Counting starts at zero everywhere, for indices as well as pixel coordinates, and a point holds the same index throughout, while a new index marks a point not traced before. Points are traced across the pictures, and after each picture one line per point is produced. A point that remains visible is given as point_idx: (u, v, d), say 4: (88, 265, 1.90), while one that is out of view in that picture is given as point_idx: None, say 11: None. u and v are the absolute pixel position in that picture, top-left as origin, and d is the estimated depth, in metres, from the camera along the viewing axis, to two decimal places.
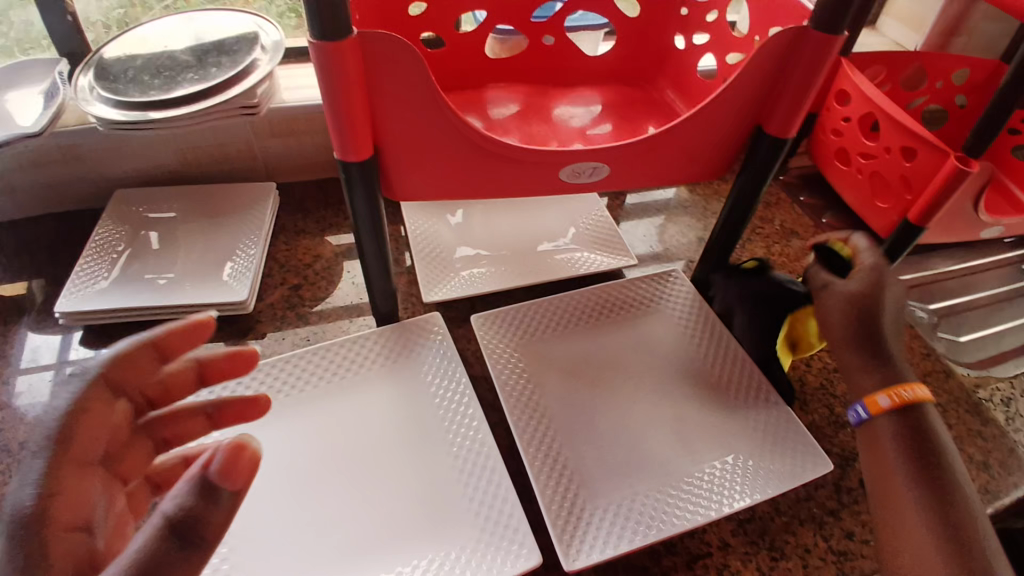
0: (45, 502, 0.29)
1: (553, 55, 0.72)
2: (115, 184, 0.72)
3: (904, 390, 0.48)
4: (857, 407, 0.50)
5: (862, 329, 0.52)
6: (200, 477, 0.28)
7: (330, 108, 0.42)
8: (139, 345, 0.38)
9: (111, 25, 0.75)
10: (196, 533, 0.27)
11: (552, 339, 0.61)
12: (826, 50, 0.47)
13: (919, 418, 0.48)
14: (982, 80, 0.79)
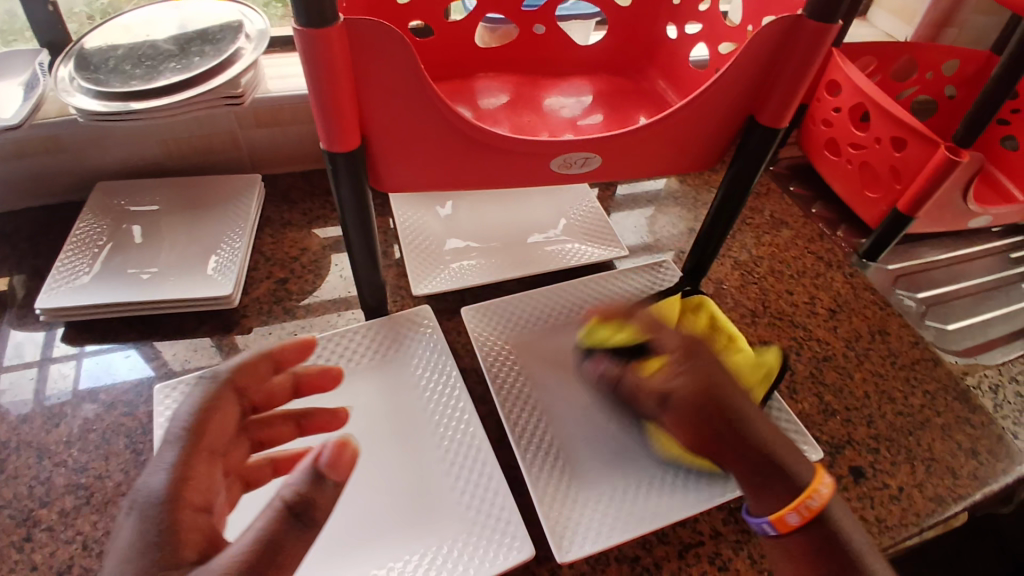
0: (177, 484, 0.32)
1: (544, 45, 0.71)
2: (97, 177, 0.70)
3: (805, 496, 0.40)
4: (761, 522, 0.42)
5: (705, 433, 0.43)
6: (312, 467, 0.30)
7: (317, 98, 0.41)
8: (260, 356, 0.41)
9: (93, 15, 0.73)
10: (310, 515, 0.30)
11: (541, 330, 0.61)
12: (820, 39, 0.47)
13: (831, 528, 0.40)
14: (971, 70, 0.79)
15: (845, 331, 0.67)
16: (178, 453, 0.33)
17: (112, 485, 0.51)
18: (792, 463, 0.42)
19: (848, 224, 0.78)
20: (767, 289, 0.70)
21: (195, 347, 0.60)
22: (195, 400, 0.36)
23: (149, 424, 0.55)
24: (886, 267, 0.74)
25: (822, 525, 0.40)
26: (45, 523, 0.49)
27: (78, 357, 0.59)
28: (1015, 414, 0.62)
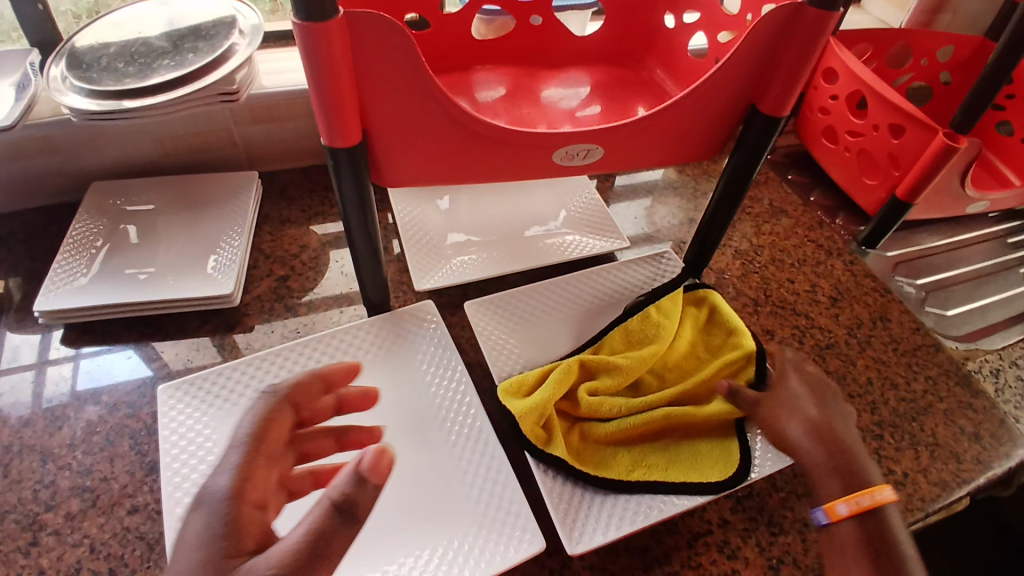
0: (240, 483, 0.33)
1: (541, 36, 0.70)
2: (91, 177, 0.69)
3: (867, 492, 0.45)
4: (817, 513, 0.46)
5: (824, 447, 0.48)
6: (355, 470, 0.32)
7: (317, 93, 0.41)
8: (311, 376, 0.42)
9: (81, 14, 0.72)
10: (354, 513, 0.32)
11: (541, 323, 0.60)
12: (821, 26, 0.46)
13: (882, 525, 0.44)
14: (967, 56, 0.80)
15: (846, 318, 0.67)
16: (238, 455, 0.35)
17: (117, 488, 0.51)
18: (864, 467, 0.47)
19: (847, 212, 0.78)
20: (768, 278, 0.70)
21: (197, 346, 0.59)
22: (256, 413, 0.38)
23: (152, 426, 0.55)
24: (885, 254, 0.74)
25: (875, 520, 0.44)
26: (52, 526, 0.49)
27: (74, 359, 0.58)
28: (1016, 398, 0.62)
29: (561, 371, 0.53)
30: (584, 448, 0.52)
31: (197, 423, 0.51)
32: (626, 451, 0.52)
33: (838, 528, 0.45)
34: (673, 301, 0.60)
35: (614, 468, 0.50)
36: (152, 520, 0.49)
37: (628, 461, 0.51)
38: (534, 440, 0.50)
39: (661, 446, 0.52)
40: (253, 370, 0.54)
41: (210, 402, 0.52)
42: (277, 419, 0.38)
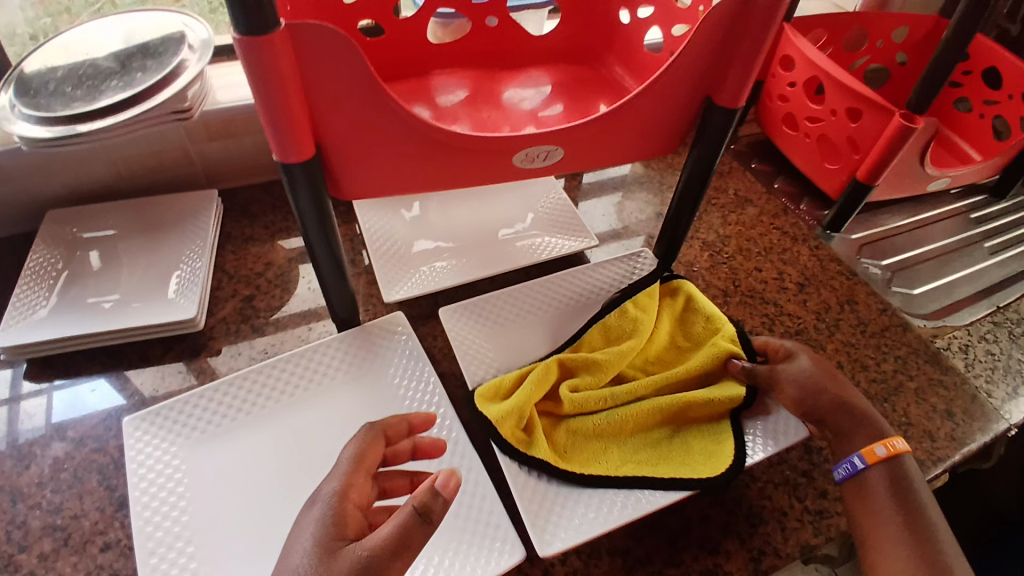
0: (345, 488, 0.39)
1: (498, 37, 0.70)
2: (46, 205, 0.68)
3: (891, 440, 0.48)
4: (851, 458, 0.49)
5: (848, 414, 0.51)
6: (429, 484, 0.36)
7: (265, 108, 0.40)
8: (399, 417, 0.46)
9: (38, 36, 0.70)
10: (430, 518, 0.36)
11: (518, 327, 0.60)
12: (771, 17, 0.47)
13: (907, 469, 0.47)
14: (920, 36, 0.81)
15: (815, 303, 0.68)
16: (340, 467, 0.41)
17: (88, 525, 0.50)
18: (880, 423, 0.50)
19: (811, 197, 0.78)
20: (736, 268, 0.70)
21: (164, 373, 0.58)
22: (357, 438, 0.43)
23: (121, 458, 0.53)
24: (850, 237, 0.75)
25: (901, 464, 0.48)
26: (24, 569, 0.47)
27: (47, 392, 0.57)
28: (985, 372, 0.63)
29: (540, 372, 0.53)
30: (572, 446, 0.51)
31: (167, 454, 0.50)
32: (617, 447, 0.52)
33: (871, 470, 0.48)
34: (650, 296, 0.60)
35: (607, 462, 0.51)
36: (126, 556, 0.48)
37: (617, 457, 0.51)
38: (516, 444, 0.50)
39: (651, 441, 0.52)
40: (223, 396, 0.53)
41: (181, 431, 0.51)
42: (372, 445, 0.43)
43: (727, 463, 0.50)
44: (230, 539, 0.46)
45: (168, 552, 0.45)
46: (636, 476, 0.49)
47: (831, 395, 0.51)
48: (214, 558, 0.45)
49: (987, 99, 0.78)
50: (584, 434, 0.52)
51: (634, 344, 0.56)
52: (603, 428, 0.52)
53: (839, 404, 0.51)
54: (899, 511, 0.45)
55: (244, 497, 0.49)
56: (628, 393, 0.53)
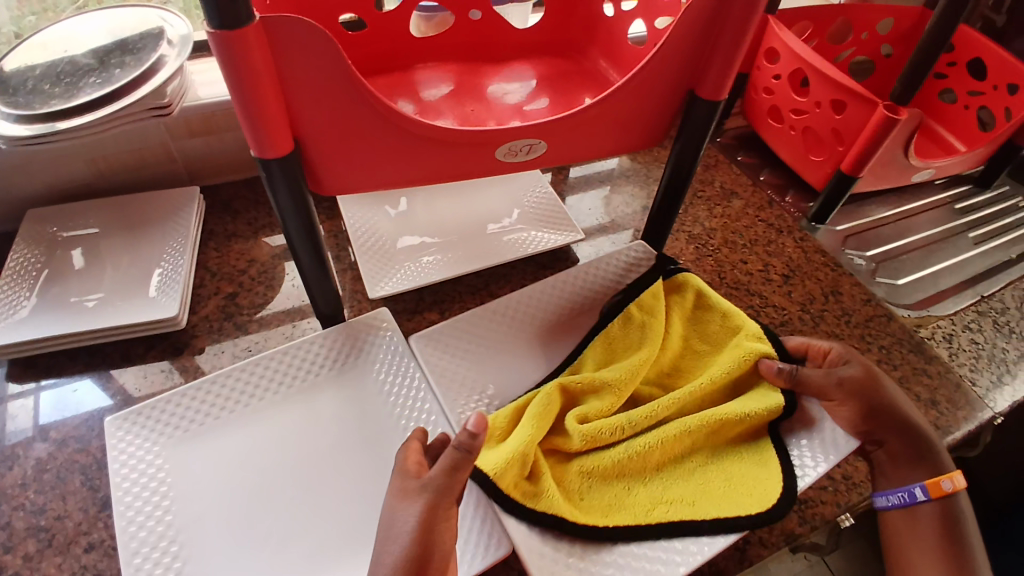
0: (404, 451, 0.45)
1: (481, 31, 0.69)
2: (26, 203, 0.67)
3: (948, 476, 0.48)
4: (912, 489, 0.48)
5: (908, 437, 0.50)
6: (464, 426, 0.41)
7: (241, 103, 0.39)
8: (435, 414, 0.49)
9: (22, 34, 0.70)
10: (468, 449, 0.41)
11: (501, 351, 0.58)
12: (750, 10, 0.47)
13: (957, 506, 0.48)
14: (905, 27, 0.81)
15: (799, 295, 0.68)
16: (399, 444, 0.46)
17: (72, 525, 0.49)
18: (934, 449, 0.50)
19: (796, 189, 0.79)
20: (722, 260, 0.70)
21: (146, 372, 0.58)
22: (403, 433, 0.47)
23: (104, 458, 0.53)
24: (834, 229, 0.75)
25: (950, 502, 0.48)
26: (9, 570, 0.47)
27: (37, 391, 0.56)
28: (969, 361, 0.63)
29: (540, 406, 0.49)
30: (587, 492, 0.48)
31: (148, 453, 0.49)
32: (643, 486, 0.48)
33: (925, 504, 0.48)
34: (654, 297, 0.57)
35: (627, 508, 0.47)
36: (110, 556, 0.48)
37: (645, 498, 0.47)
38: (528, 501, 0.46)
39: (682, 472, 0.49)
40: (206, 395, 0.52)
41: (163, 429, 0.50)
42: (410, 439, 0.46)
43: (778, 491, 0.48)
44: (214, 539, 0.46)
45: (151, 552, 0.45)
46: (669, 520, 0.46)
47: (894, 417, 0.50)
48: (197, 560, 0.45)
49: (972, 90, 0.79)
50: (601, 476, 0.48)
51: (643, 358, 0.53)
52: (623, 465, 0.48)
53: (899, 421, 0.50)
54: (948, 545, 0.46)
55: (227, 496, 0.48)
56: (646, 420, 0.50)
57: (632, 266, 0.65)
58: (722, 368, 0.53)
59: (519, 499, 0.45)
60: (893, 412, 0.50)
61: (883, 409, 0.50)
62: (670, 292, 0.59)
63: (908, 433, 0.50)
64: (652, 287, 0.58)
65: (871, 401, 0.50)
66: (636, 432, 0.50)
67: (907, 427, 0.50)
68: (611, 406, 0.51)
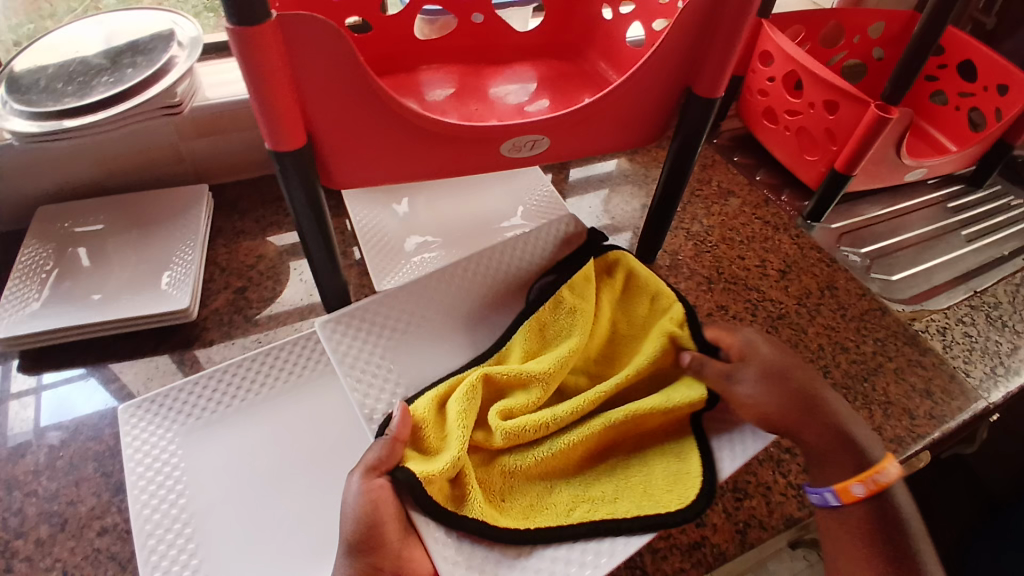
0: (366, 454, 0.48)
1: (482, 34, 0.71)
2: (37, 201, 0.68)
3: (878, 470, 0.47)
4: (824, 492, 0.47)
5: (824, 430, 0.49)
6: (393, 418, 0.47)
7: (255, 96, 0.41)
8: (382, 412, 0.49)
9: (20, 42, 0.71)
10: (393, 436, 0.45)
11: (428, 336, 0.56)
12: (744, 10, 0.49)
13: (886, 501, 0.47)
14: (896, 30, 0.83)
15: (796, 289, 0.69)
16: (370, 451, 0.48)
17: (86, 510, 0.50)
18: (860, 442, 0.49)
19: (791, 188, 0.80)
20: (720, 256, 0.72)
21: (156, 364, 0.59)
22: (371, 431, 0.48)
23: (117, 446, 0.54)
24: (830, 227, 0.77)
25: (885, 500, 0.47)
26: (24, 553, 0.48)
27: (37, 392, 0.57)
28: (963, 353, 0.65)
29: (464, 401, 0.48)
30: (510, 493, 0.46)
31: (162, 441, 0.50)
32: (565, 486, 0.47)
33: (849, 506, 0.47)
34: (586, 279, 0.57)
35: (550, 507, 0.45)
36: (123, 539, 0.49)
37: (567, 497, 0.46)
38: (447, 504, 0.43)
39: (605, 470, 0.48)
40: (216, 384, 0.53)
41: (176, 418, 0.51)
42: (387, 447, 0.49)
43: (699, 484, 0.46)
44: (225, 527, 0.47)
45: (165, 534, 0.46)
46: (587, 521, 0.44)
47: (807, 410, 0.49)
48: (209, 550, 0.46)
49: (962, 91, 0.81)
50: (526, 476, 0.47)
51: (569, 346, 0.52)
52: (545, 463, 0.47)
53: (811, 414, 0.49)
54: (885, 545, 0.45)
55: (236, 484, 0.49)
56: (572, 415, 0.48)
57: (568, 240, 0.61)
58: (644, 358, 0.52)
59: (440, 502, 0.43)
60: (812, 403, 0.49)
61: (804, 400, 0.49)
62: (602, 273, 0.59)
63: (824, 427, 0.49)
64: (585, 266, 0.57)
65: (790, 392, 0.49)
66: (562, 426, 0.48)
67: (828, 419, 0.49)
68: (536, 400, 0.49)
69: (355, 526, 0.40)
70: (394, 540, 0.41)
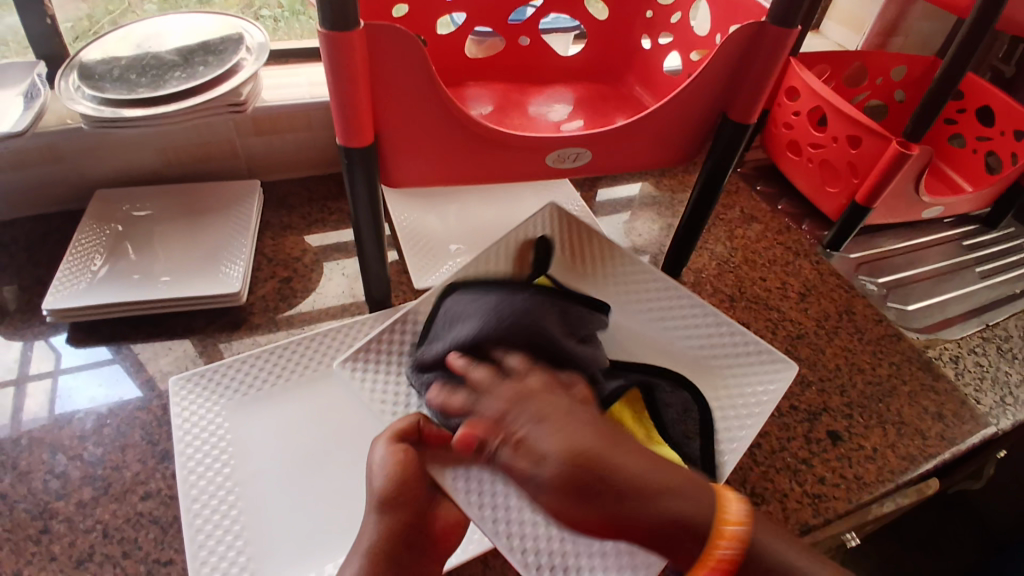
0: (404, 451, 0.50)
1: (527, 55, 0.75)
2: (94, 185, 0.72)
3: (717, 545, 0.40)
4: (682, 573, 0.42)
5: (580, 492, 0.41)
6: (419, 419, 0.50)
7: (335, 96, 0.45)
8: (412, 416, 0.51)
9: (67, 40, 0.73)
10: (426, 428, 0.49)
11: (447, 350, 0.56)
12: (784, 42, 0.52)
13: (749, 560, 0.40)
14: (918, 75, 0.87)
15: (815, 311, 0.72)
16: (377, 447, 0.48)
17: (130, 475, 0.53)
18: (675, 506, 0.41)
19: (812, 218, 0.84)
20: (742, 276, 0.75)
21: (204, 344, 0.62)
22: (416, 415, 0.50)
23: (163, 417, 0.57)
24: (849, 256, 0.80)
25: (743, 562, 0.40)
26: (64, 513, 0.51)
27: (53, 375, 0.59)
28: (974, 381, 0.67)
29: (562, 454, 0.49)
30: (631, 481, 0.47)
31: (211, 413, 0.54)
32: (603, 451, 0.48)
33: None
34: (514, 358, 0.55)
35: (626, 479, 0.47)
36: (166, 505, 0.51)
37: None
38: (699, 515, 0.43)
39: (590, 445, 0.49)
40: (265, 362, 0.58)
41: (225, 392, 0.56)
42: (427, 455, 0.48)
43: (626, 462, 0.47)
44: (269, 502, 0.50)
45: (209, 500, 0.50)
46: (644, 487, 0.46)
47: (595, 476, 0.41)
48: (252, 522, 0.49)
49: (980, 134, 0.84)
50: None
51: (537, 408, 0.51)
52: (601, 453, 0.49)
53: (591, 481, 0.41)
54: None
55: (282, 462, 0.53)
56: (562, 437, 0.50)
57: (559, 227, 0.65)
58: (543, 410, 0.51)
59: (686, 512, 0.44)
60: (591, 487, 0.41)
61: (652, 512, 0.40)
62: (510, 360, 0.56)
63: (588, 490, 0.41)
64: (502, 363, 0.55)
65: (598, 496, 0.41)
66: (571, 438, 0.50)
67: (645, 501, 0.41)
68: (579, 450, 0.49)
69: (383, 485, 0.45)
70: (418, 501, 0.46)
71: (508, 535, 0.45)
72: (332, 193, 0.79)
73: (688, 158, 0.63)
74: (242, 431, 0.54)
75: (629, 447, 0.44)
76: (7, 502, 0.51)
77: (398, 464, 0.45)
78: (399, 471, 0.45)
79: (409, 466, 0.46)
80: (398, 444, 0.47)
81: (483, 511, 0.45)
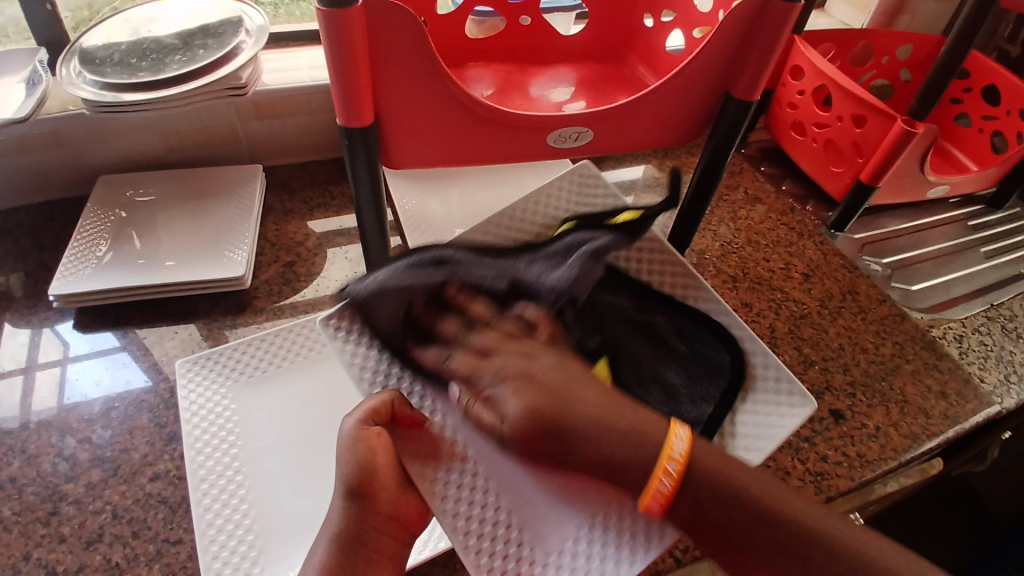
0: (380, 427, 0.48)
1: (528, 36, 0.75)
2: (97, 171, 0.72)
3: (657, 480, 0.39)
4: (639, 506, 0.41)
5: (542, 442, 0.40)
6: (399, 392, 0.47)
7: (336, 74, 0.45)
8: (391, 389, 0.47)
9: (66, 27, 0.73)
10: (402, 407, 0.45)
11: None
12: (787, 18, 0.52)
13: (698, 479, 0.39)
14: (923, 54, 0.86)
15: (819, 292, 0.72)
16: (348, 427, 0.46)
17: (138, 457, 0.53)
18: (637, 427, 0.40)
19: (817, 199, 0.83)
20: (746, 257, 0.75)
21: (209, 328, 0.62)
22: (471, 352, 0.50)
23: (171, 400, 0.57)
24: (853, 237, 0.79)
25: (689, 483, 0.39)
26: (73, 495, 0.51)
27: (59, 363, 0.59)
28: (978, 360, 0.67)
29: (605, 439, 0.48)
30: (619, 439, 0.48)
31: (217, 396, 0.55)
32: None
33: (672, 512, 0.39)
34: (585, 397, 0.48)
35: None
36: (174, 485, 0.52)
37: None
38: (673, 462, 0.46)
39: None
40: (269, 346, 0.59)
41: (231, 373, 0.56)
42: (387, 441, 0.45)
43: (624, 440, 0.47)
44: (273, 483, 0.51)
45: (217, 480, 0.50)
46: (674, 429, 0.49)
47: (559, 422, 0.40)
48: (258, 501, 0.50)
49: (986, 114, 0.84)
50: None
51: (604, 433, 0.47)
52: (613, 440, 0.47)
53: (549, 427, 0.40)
54: (717, 536, 0.39)
55: (287, 442, 0.53)
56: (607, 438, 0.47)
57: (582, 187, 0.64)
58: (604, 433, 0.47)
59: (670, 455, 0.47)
60: (557, 437, 0.40)
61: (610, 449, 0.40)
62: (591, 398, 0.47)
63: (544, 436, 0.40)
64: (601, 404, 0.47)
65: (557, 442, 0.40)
66: None
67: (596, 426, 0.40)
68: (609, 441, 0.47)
69: (349, 471, 0.44)
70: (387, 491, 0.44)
71: (467, 533, 0.42)
72: (334, 177, 0.79)
73: (690, 136, 0.63)
74: (248, 413, 0.54)
75: (585, 388, 0.42)
76: (17, 485, 0.52)
77: (365, 448, 0.44)
78: (364, 453, 0.44)
79: (375, 448, 0.44)
80: (371, 424, 0.45)
81: (445, 502, 0.43)
